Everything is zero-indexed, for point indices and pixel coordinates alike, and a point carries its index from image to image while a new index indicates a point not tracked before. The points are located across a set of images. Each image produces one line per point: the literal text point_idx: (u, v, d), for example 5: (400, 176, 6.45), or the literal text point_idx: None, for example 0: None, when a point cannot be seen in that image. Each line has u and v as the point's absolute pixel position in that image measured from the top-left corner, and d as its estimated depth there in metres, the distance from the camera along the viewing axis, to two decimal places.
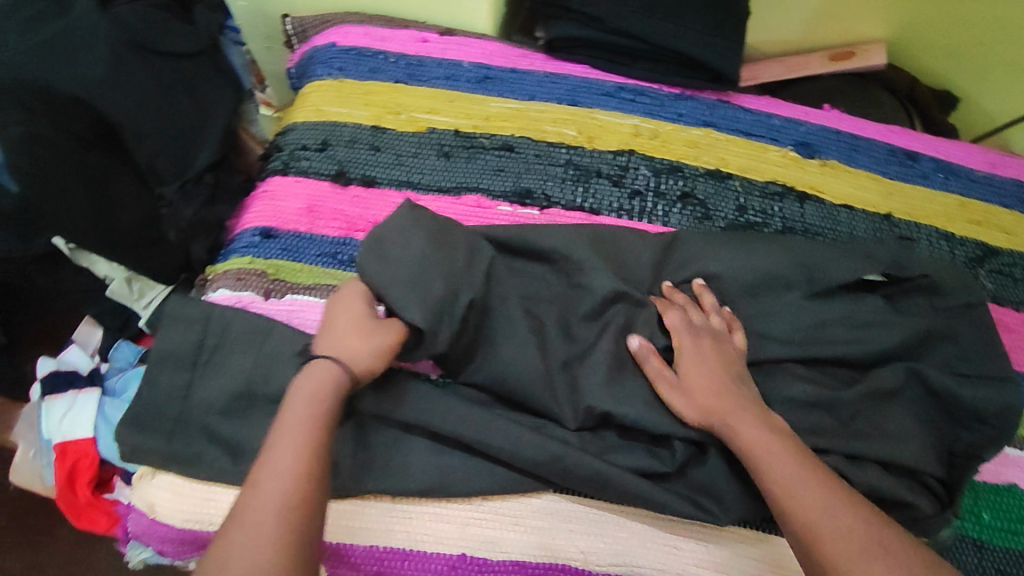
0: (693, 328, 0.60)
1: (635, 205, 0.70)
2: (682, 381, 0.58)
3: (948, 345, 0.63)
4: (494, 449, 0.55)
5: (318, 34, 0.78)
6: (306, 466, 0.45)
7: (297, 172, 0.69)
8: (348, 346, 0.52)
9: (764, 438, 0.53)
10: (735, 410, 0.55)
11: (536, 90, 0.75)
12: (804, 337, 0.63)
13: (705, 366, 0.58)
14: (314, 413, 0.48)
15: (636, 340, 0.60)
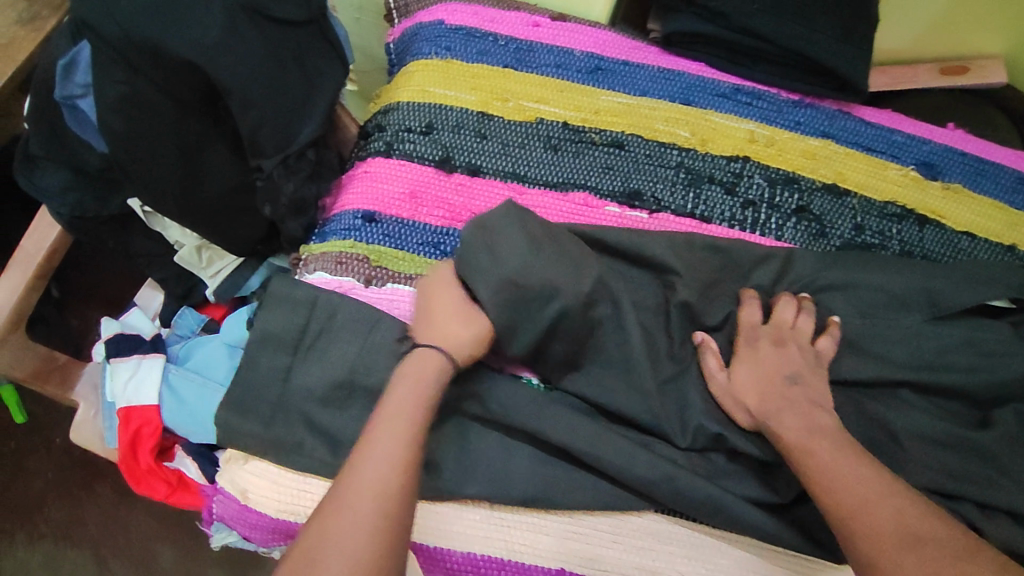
0: (753, 331, 0.60)
1: (748, 216, 0.67)
2: (737, 394, 0.57)
3: None
4: (603, 463, 0.54)
5: (421, 10, 0.75)
6: (403, 444, 0.48)
7: (401, 155, 0.66)
8: (448, 331, 0.54)
9: (804, 439, 0.53)
10: (783, 411, 0.55)
11: (649, 86, 0.70)
12: (925, 364, 0.60)
13: (762, 375, 0.58)
14: (418, 398, 0.50)
15: (699, 335, 0.60)
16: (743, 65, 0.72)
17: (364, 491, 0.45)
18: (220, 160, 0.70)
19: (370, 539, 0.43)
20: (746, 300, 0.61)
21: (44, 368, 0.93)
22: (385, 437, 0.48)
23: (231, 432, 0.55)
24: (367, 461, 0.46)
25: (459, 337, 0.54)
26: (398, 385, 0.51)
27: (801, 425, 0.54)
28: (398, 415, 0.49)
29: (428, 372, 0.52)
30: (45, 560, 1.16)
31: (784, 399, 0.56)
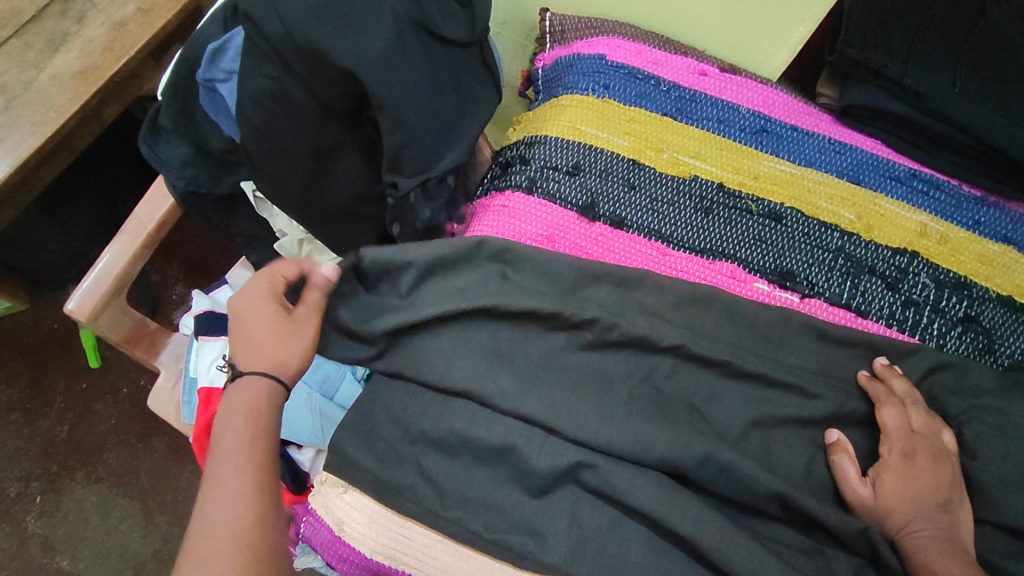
0: (909, 440, 0.53)
1: (909, 317, 0.60)
2: (878, 489, 0.52)
3: None
4: (731, 568, 0.47)
5: (580, 38, 0.72)
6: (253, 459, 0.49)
7: (542, 194, 0.62)
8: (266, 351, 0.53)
9: (927, 557, 0.48)
10: (914, 526, 0.51)
11: (815, 156, 0.66)
12: None
13: (916, 491, 0.51)
14: (248, 422, 0.51)
15: (835, 434, 0.54)
16: (922, 148, 0.67)
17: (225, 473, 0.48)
18: (352, 167, 0.68)
19: (238, 543, 0.45)
20: (912, 401, 0.55)
21: (136, 333, 0.90)
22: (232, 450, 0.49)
23: (342, 457, 0.52)
24: (224, 466, 0.48)
25: (275, 353, 0.53)
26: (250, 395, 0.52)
27: (937, 552, 0.48)
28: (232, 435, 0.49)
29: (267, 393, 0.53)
30: (99, 502, 1.12)
31: (919, 520, 0.50)
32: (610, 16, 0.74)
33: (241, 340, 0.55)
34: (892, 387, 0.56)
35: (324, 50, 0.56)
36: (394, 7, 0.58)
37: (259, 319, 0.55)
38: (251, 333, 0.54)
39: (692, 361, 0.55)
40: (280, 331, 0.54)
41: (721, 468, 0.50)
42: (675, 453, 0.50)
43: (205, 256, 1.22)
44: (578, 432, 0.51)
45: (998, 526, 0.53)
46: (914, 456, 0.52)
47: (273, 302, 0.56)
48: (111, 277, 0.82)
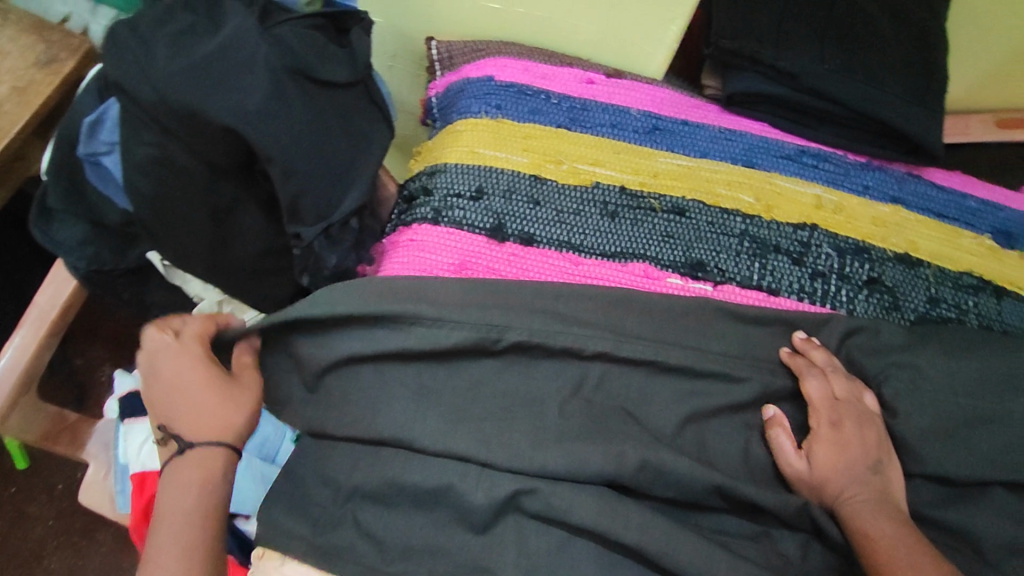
0: (834, 408, 0.54)
1: (817, 288, 0.63)
2: (812, 463, 0.53)
3: None
4: (679, 567, 0.47)
5: (467, 62, 0.72)
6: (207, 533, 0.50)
7: (449, 223, 0.62)
8: (212, 424, 0.54)
9: (867, 523, 0.49)
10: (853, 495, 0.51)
11: (709, 147, 0.68)
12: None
13: (848, 458, 0.53)
14: (186, 499, 0.51)
15: (770, 410, 0.56)
16: (805, 126, 0.69)
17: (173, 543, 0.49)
18: (254, 224, 0.66)
19: None
20: (833, 371, 0.56)
21: (54, 428, 0.86)
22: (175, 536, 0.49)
23: (275, 528, 0.50)
24: (166, 538, 0.49)
25: (208, 420, 0.53)
26: (189, 469, 0.52)
27: (869, 517, 0.49)
28: (179, 513, 0.50)
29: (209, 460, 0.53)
30: None
31: (852, 485, 0.52)
32: (494, 36, 0.74)
33: (189, 407, 0.54)
34: (812, 358, 0.57)
35: (200, 112, 0.54)
36: (267, 59, 0.57)
37: (193, 388, 0.54)
38: (202, 399, 0.54)
39: (619, 365, 0.56)
40: (222, 399, 0.54)
41: (659, 473, 0.50)
42: (611, 464, 0.50)
43: (129, 332, 1.16)
44: (512, 460, 0.50)
45: (922, 477, 0.55)
46: (840, 424, 0.54)
47: (202, 369, 0.55)
48: (15, 374, 0.78)
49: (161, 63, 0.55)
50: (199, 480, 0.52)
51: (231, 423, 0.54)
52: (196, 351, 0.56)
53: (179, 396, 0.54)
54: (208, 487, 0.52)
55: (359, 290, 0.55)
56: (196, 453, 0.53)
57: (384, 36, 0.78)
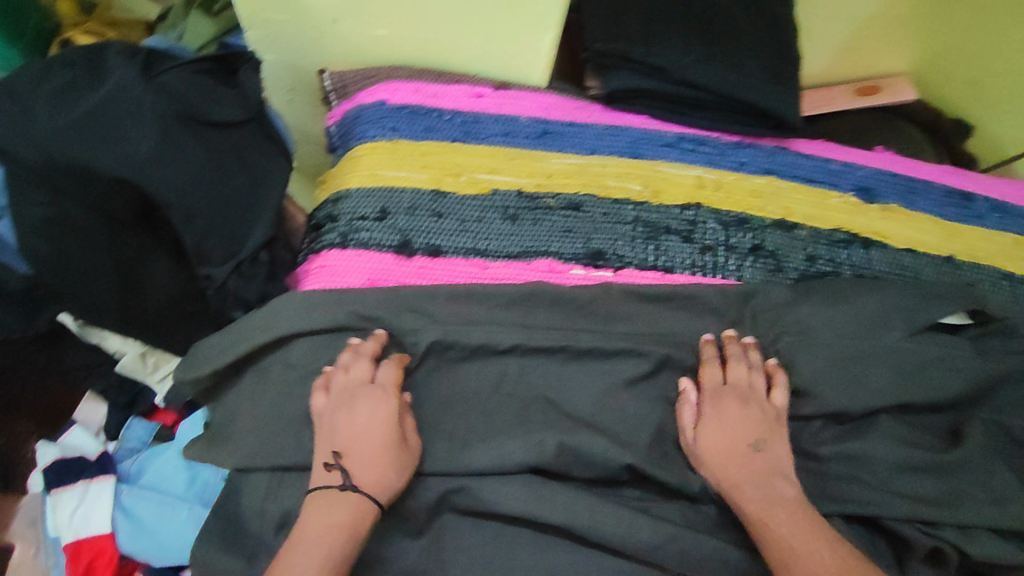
0: (726, 393, 0.59)
1: (708, 261, 0.69)
2: (699, 434, 0.58)
3: (1018, 386, 0.61)
4: (603, 537, 0.52)
5: (360, 89, 0.74)
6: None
7: (357, 245, 0.64)
8: (363, 472, 0.52)
9: (743, 497, 0.54)
10: (735, 470, 0.56)
11: (596, 144, 0.72)
12: (908, 381, 0.60)
13: (730, 436, 0.57)
14: (331, 540, 0.48)
15: (684, 382, 0.61)
16: (682, 114, 0.75)
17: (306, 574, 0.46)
18: (164, 272, 0.65)
19: None
20: (733, 358, 0.61)
21: None
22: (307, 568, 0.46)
23: (213, 565, 0.51)
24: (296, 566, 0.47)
25: (362, 469, 0.52)
26: (321, 510, 0.50)
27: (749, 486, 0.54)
28: (314, 545, 0.48)
29: (354, 511, 0.50)
30: None
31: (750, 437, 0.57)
32: (385, 60, 0.76)
33: (348, 447, 0.54)
34: (748, 352, 0.61)
35: (91, 167, 0.54)
36: (155, 107, 0.58)
37: (376, 435, 0.54)
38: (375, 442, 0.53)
39: (533, 357, 0.59)
40: (388, 460, 0.52)
41: (577, 453, 0.54)
42: (532, 451, 0.53)
43: None
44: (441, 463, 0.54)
45: (821, 417, 0.61)
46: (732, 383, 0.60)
47: (396, 428, 0.54)
48: None
49: (43, 120, 0.54)
50: (343, 527, 0.49)
51: (387, 481, 0.52)
52: (388, 405, 0.55)
53: (388, 436, 0.53)
54: (351, 532, 0.49)
55: (280, 311, 0.59)
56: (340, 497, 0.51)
57: (274, 70, 0.79)
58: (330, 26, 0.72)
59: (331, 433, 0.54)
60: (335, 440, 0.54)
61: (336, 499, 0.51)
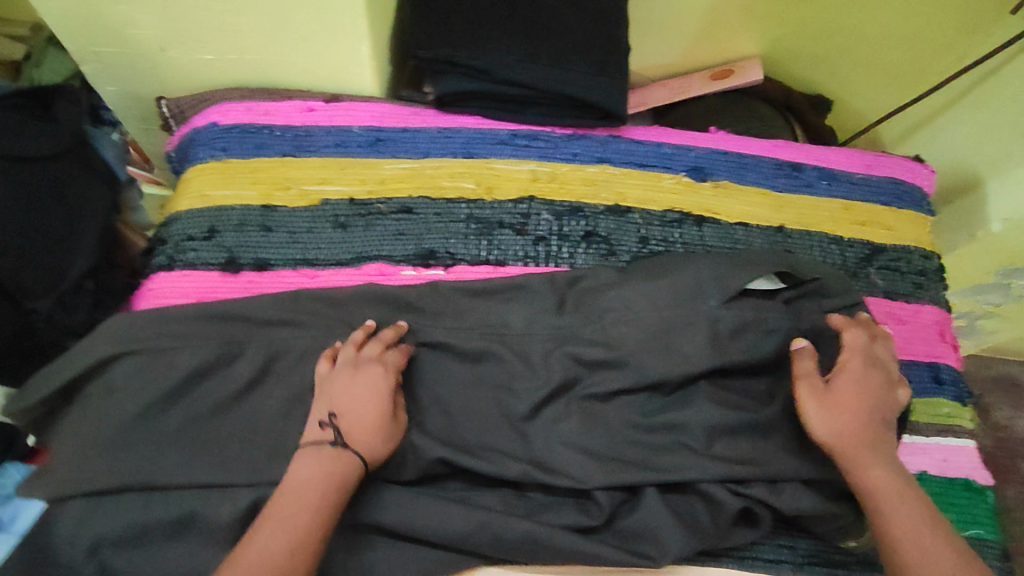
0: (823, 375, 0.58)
1: (541, 251, 0.71)
2: (833, 403, 0.56)
3: (831, 343, 0.64)
4: (416, 527, 0.54)
5: (197, 113, 0.75)
6: (309, 531, 0.48)
7: (184, 266, 0.66)
8: (359, 436, 0.54)
9: (921, 518, 0.52)
10: (860, 451, 0.54)
11: (429, 147, 0.74)
12: (722, 347, 0.61)
13: (865, 396, 0.56)
14: (315, 491, 0.50)
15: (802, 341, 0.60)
16: (514, 111, 0.76)
17: (280, 522, 0.48)
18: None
19: None
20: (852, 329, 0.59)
21: None
22: (284, 518, 0.48)
23: None
24: (273, 518, 0.49)
25: (354, 431, 0.54)
26: (309, 460, 0.52)
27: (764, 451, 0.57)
28: (298, 494, 0.50)
29: (340, 465, 0.52)
30: None
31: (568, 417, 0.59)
32: (223, 83, 0.77)
33: (345, 411, 0.55)
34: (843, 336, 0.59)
35: None
36: None
37: (369, 404, 0.55)
38: (361, 411, 0.55)
39: None
40: (384, 430, 0.55)
41: (394, 447, 0.57)
42: None
43: None
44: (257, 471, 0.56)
45: (647, 389, 0.61)
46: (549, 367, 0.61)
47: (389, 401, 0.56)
48: None
49: None
50: (323, 478, 0.51)
51: (376, 445, 0.54)
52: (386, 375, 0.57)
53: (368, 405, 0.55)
54: (333, 487, 0.51)
55: (101, 338, 0.61)
56: (330, 455, 0.52)
57: (114, 99, 0.81)
58: (159, 54, 0.72)
59: (332, 391, 0.56)
60: (335, 398, 0.56)
61: (326, 456, 0.52)
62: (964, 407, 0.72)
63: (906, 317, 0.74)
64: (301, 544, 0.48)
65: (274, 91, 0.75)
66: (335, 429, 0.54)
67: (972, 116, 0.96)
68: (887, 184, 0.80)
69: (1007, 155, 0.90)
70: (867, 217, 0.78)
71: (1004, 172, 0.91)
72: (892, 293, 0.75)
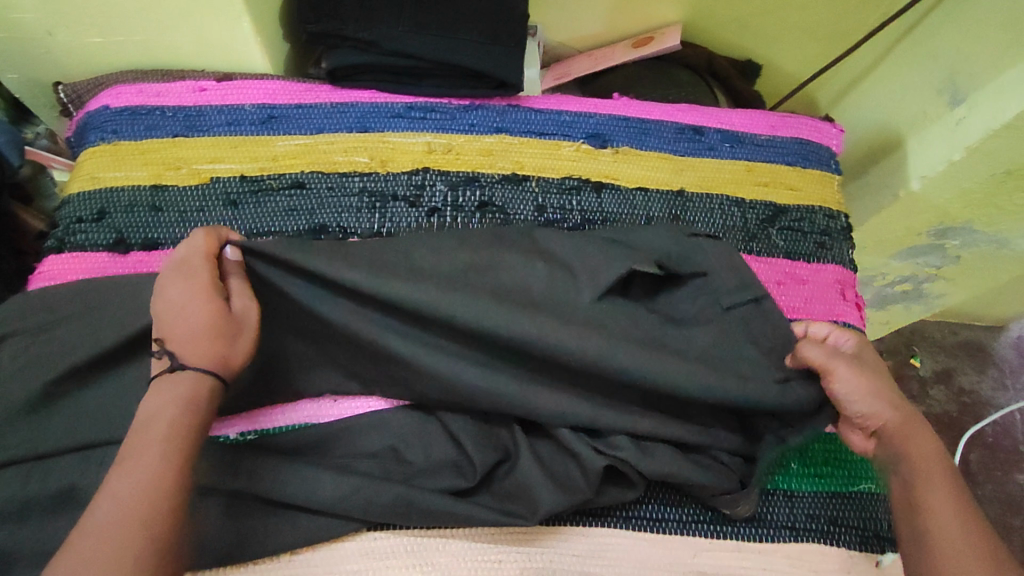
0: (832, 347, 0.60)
1: (434, 222, 0.70)
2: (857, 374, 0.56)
3: None
4: (289, 495, 0.55)
5: (93, 98, 0.76)
6: (168, 476, 0.45)
7: (73, 247, 0.66)
8: (201, 348, 0.50)
9: (945, 502, 0.51)
10: (913, 423, 0.55)
11: (323, 122, 0.74)
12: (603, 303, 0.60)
13: (877, 380, 0.57)
14: (170, 433, 0.46)
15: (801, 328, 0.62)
16: (409, 84, 0.77)
17: (133, 469, 0.44)
18: None
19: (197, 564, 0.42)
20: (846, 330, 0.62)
21: None
22: (138, 466, 0.44)
23: None
24: (127, 465, 0.45)
25: (196, 345, 0.50)
26: (164, 393, 0.49)
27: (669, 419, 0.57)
28: (155, 437, 0.46)
29: (191, 387, 0.49)
30: None
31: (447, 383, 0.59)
32: (120, 66, 0.77)
33: (175, 330, 0.51)
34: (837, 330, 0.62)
35: None
36: None
37: (197, 312, 0.51)
38: (192, 321, 0.51)
39: None
40: (221, 323, 0.52)
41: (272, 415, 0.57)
42: None
43: None
44: None
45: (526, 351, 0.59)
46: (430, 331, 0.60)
47: (216, 300, 0.52)
48: None
49: None
50: (181, 405, 0.48)
51: (225, 347, 0.51)
52: (194, 279, 0.53)
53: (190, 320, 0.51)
54: (192, 415, 0.48)
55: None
56: (181, 378, 0.49)
57: (18, 88, 0.80)
58: (47, 38, 0.72)
59: (161, 319, 0.52)
60: (161, 325, 0.52)
61: (179, 380, 0.49)
62: None
63: (806, 277, 0.73)
64: (151, 492, 0.43)
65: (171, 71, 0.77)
66: (173, 350, 0.50)
67: (893, 74, 0.94)
68: (791, 144, 0.80)
69: (920, 111, 0.88)
70: (769, 177, 0.78)
71: (916, 129, 0.88)
72: (795, 252, 0.75)
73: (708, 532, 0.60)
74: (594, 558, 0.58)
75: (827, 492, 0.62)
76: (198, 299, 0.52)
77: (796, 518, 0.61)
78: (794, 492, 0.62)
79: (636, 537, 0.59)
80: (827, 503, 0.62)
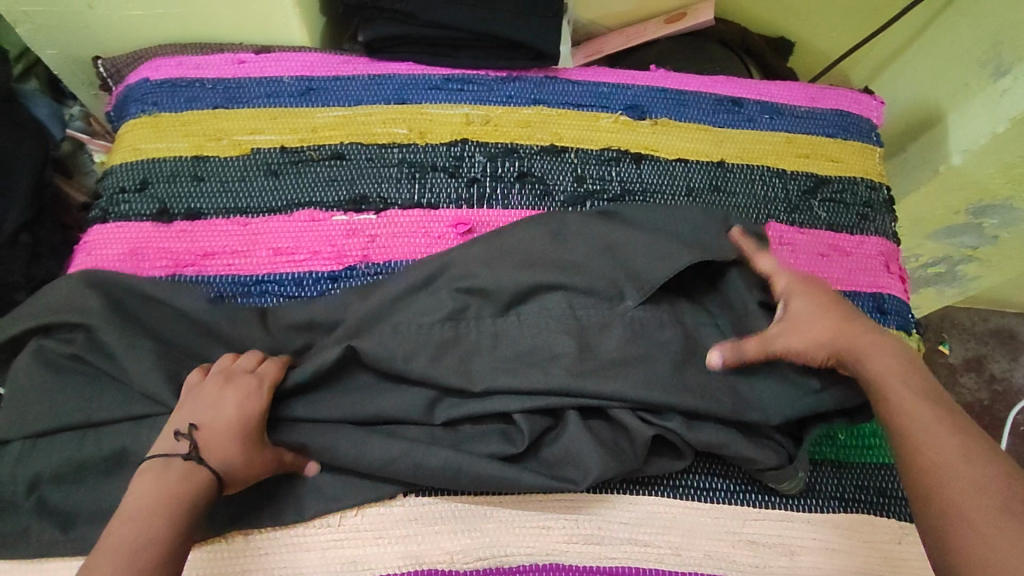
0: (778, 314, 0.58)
1: (474, 193, 0.70)
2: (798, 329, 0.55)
3: None
4: (338, 458, 0.55)
5: (133, 72, 0.76)
6: (162, 538, 0.47)
7: (117, 217, 0.67)
8: (221, 454, 0.51)
9: (927, 416, 0.50)
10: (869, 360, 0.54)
11: (361, 94, 0.74)
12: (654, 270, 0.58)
13: (808, 332, 0.55)
14: (173, 492, 0.48)
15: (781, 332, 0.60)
16: (446, 56, 0.77)
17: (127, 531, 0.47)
18: None
19: None
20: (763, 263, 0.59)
21: None
22: (139, 522, 0.47)
23: None
24: (126, 523, 0.47)
25: (217, 446, 0.51)
26: (165, 469, 0.50)
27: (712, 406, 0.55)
28: (156, 492, 0.48)
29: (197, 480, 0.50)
30: None
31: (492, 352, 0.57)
32: (157, 40, 0.78)
33: (203, 428, 0.51)
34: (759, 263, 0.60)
35: None
36: None
37: (236, 418, 0.52)
38: (225, 427, 0.52)
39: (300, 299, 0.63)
40: (249, 443, 0.52)
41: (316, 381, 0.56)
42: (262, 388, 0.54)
43: None
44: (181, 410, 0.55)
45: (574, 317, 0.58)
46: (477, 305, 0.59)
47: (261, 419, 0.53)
48: None
49: None
50: (178, 492, 0.49)
51: (241, 464, 0.51)
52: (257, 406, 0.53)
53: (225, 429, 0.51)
54: (190, 502, 0.49)
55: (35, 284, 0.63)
56: (184, 471, 0.50)
57: (57, 64, 0.81)
58: (87, 10, 0.72)
59: (197, 403, 0.53)
60: (195, 411, 0.52)
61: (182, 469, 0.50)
62: (909, 336, 0.70)
63: (849, 249, 0.72)
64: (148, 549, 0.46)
65: (209, 45, 0.77)
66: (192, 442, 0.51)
67: (936, 47, 0.92)
68: (832, 116, 0.79)
69: (963, 84, 0.85)
70: (810, 149, 0.77)
71: (957, 103, 0.86)
72: (837, 224, 0.74)
73: (757, 502, 0.59)
74: (643, 526, 0.57)
75: (877, 463, 0.61)
76: (239, 409, 0.52)
77: (845, 488, 0.60)
78: (842, 462, 0.61)
79: (684, 505, 0.58)
80: (877, 474, 0.61)
